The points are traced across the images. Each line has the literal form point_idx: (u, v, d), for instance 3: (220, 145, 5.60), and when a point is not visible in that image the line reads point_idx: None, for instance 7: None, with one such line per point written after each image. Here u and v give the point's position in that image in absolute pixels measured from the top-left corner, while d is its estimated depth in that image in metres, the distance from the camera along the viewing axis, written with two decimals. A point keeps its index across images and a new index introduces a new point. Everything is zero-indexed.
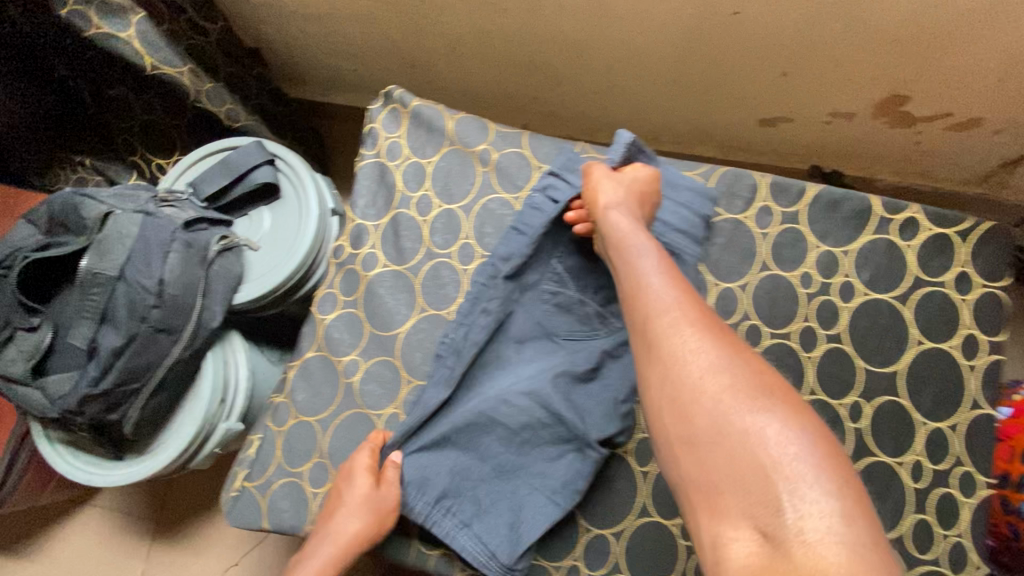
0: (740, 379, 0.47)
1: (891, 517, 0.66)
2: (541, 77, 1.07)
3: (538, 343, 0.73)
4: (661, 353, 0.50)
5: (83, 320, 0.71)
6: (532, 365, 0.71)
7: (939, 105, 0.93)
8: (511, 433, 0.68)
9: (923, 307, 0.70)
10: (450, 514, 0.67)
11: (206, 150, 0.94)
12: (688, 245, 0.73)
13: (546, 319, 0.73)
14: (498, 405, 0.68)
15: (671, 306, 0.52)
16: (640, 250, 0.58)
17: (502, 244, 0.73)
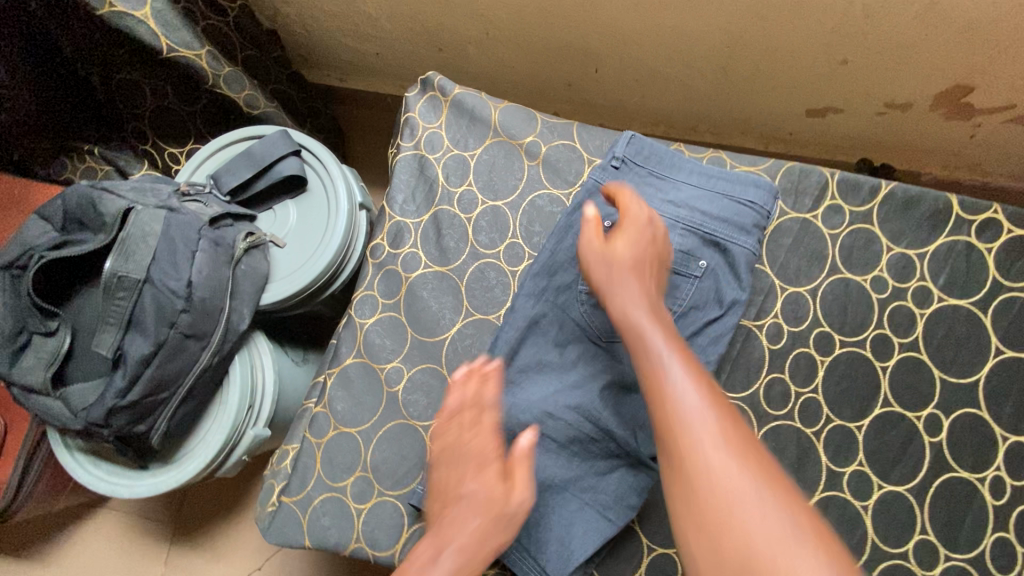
0: (768, 495, 0.42)
1: (972, 536, 0.63)
2: (578, 63, 1.01)
3: (580, 346, 0.66)
4: (688, 468, 0.44)
5: (108, 326, 0.65)
6: (582, 373, 0.66)
7: (1004, 96, 0.88)
8: (560, 446, 0.63)
9: (1004, 314, 0.66)
10: None
11: (228, 138, 0.88)
12: (736, 237, 0.67)
13: (584, 319, 0.66)
14: (543, 419, 0.63)
15: (693, 409, 0.46)
16: (653, 334, 0.52)
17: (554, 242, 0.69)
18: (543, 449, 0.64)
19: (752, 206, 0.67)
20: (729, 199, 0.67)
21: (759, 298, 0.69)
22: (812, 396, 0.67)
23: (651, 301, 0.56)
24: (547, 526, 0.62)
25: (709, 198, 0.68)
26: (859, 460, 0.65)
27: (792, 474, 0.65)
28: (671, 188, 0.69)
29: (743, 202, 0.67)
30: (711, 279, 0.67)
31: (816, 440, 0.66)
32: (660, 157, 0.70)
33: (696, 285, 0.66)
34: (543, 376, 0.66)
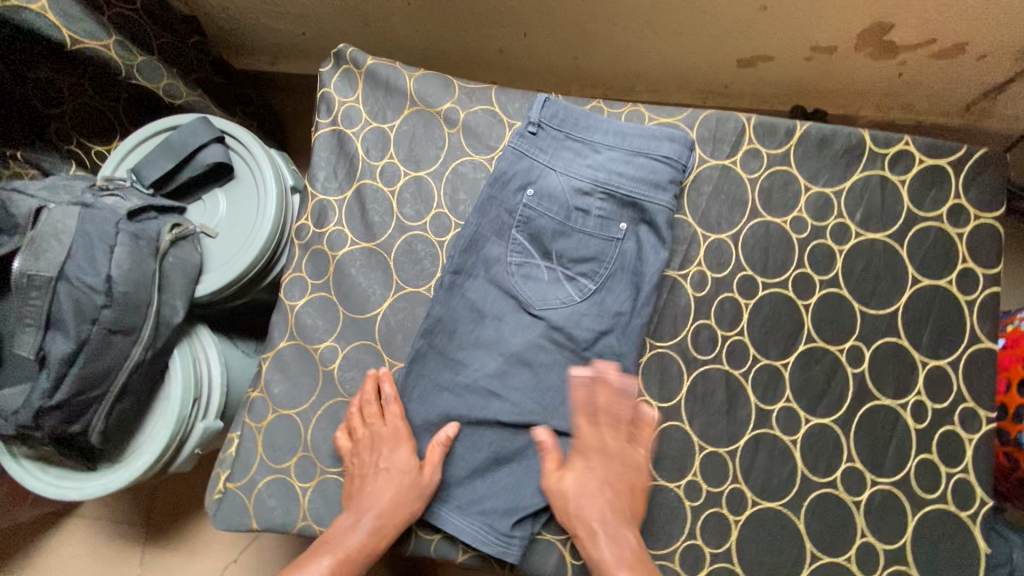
0: None
1: (897, 459, 0.65)
2: (504, 28, 1.00)
3: (514, 315, 0.67)
4: None
5: (26, 328, 0.64)
6: (517, 338, 0.67)
7: (924, 32, 0.88)
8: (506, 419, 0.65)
9: (919, 244, 0.68)
10: (446, 500, 0.65)
11: (144, 130, 0.85)
12: (651, 195, 0.67)
13: (514, 289, 0.67)
14: (485, 393, 0.66)
15: None
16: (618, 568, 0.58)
17: (477, 212, 0.69)
18: (487, 417, 0.65)
19: (669, 161, 0.67)
20: (645, 157, 0.67)
21: (682, 248, 0.70)
22: (738, 338, 0.68)
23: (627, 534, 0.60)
24: (494, 479, 0.65)
25: (626, 158, 0.68)
26: (787, 396, 0.67)
27: (723, 415, 0.67)
28: (590, 150, 0.69)
29: (658, 158, 0.67)
30: (632, 241, 0.67)
31: (745, 381, 0.67)
32: (576, 119, 0.69)
33: (619, 248, 0.67)
34: (480, 348, 0.67)
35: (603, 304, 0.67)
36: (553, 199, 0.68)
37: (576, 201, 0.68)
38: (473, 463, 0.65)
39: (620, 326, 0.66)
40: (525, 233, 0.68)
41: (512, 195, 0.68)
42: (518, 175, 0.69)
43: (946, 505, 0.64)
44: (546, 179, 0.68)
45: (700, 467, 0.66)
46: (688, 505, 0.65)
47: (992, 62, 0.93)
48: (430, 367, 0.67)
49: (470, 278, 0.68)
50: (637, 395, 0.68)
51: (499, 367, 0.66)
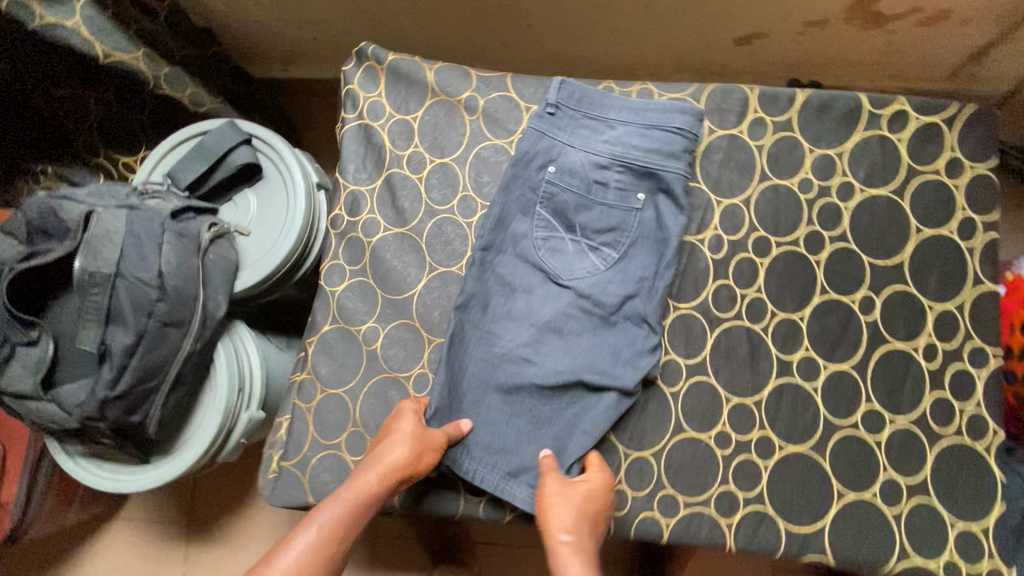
0: None
1: (913, 399, 0.69)
2: (509, 22, 1.04)
3: (544, 287, 0.70)
4: None
5: (88, 323, 0.68)
6: (548, 308, 0.70)
7: (910, 1, 0.93)
8: (544, 384, 0.68)
9: (920, 196, 0.72)
10: (495, 468, 0.68)
11: (176, 137, 0.89)
12: (666, 164, 0.71)
13: (543, 262, 0.71)
14: (522, 361, 0.68)
15: None
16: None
17: (501, 193, 0.73)
18: (525, 384, 0.68)
19: (681, 131, 0.71)
20: (659, 129, 0.72)
21: (698, 214, 0.74)
22: (756, 295, 0.72)
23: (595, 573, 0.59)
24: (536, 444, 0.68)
25: (640, 131, 0.72)
26: (805, 346, 0.71)
27: (746, 368, 0.71)
28: (605, 126, 0.73)
29: (671, 130, 0.72)
30: (651, 210, 0.71)
31: (765, 334, 0.71)
32: (591, 99, 0.74)
33: (638, 217, 0.71)
34: (513, 320, 0.70)
35: (627, 270, 0.70)
36: (573, 175, 0.72)
37: (594, 174, 0.72)
38: (517, 429, 0.68)
39: (645, 289, 0.70)
40: (549, 209, 0.72)
41: (535, 173, 0.73)
42: (540, 155, 0.73)
43: (962, 437, 0.69)
44: (567, 156, 0.73)
45: (728, 418, 0.70)
46: (720, 454, 0.69)
47: (976, 26, 0.98)
48: (468, 340, 0.70)
49: (499, 255, 0.72)
50: (664, 355, 0.72)
51: (532, 336, 0.69)
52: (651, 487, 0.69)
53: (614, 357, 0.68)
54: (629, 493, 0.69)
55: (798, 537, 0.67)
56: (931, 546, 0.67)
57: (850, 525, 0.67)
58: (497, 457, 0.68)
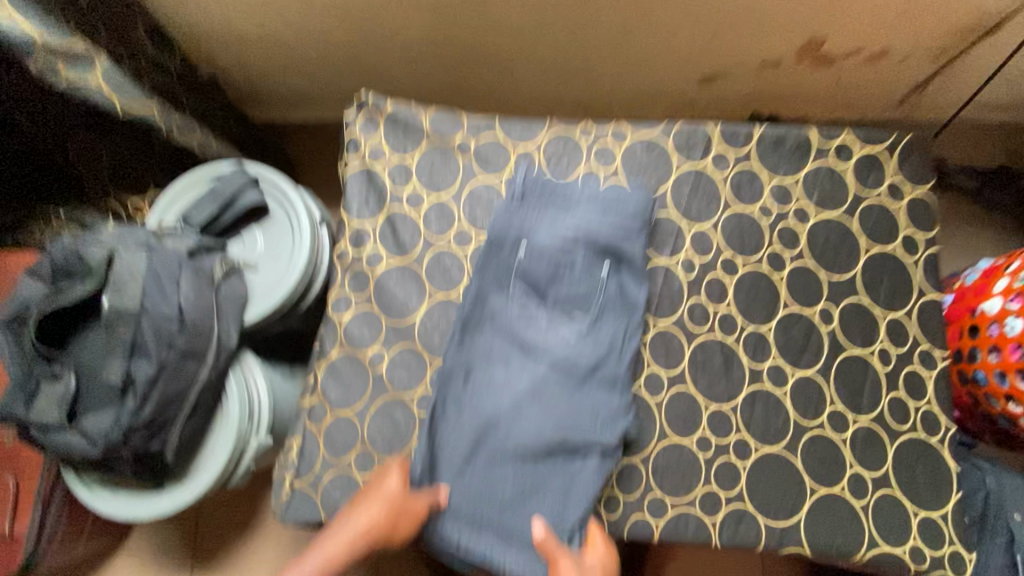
0: None
1: (872, 399, 0.77)
2: (494, 68, 1.14)
3: (520, 360, 0.73)
4: None
5: (114, 355, 0.73)
6: (524, 380, 0.72)
7: (852, 43, 1.04)
8: (525, 453, 0.70)
9: (867, 217, 0.81)
10: (485, 534, 0.70)
11: (187, 180, 0.95)
12: (626, 242, 0.77)
13: (518, 336, 0.74)
14: (502, 433, 0.71)
15: None
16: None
17: (478, 274, 0.78)
18: (507, 453, 0.71)
19: (637, 212, 0.78)
20: (618, 210, 0.78)
21: (671, 239, 0.82)
22: (727, 310, 0.80)
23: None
24: (524, 513, 0.70)
25: (602, 211, 0.78)
26: (774, 355, 0.78)
27: (722, 377, 0.78)
28: (570, 208, 0.78)
29: (629, 210, 0.78)
30: (616, 281, 0.77)
31: (737, 345, 0.79)
32: (555, 185, 0.80)
33: (605, 290, 0.76)
34: (492, 392, 0.72)
35: (598, 335, 0.74)
36: (543, 251, 0.76)
37: (562, 252, 0.76)
38: (503, 498, 0.70)
39: (615, 353, 0.74)
40: (523, 284, 0.77)
41: (510, 249, 0.78)
42: (510, 234, 0.78)
43: (918, 433, 0.76)
44: (537, 233, 0.77)
45: (708, 423, 0.77)
46: (702, 457, 0.76)
47: (913, 63, 1.09)
48: (449, 413, 0.73)
49: (477, 330, 0.76)
50: (648, 367, 0.79)
51: (512, 407, 0.71)
52: (641, 490, 0.75)
53: (592, 420, 0.71)
54: (621, 496, 0.75)
55: (777, 531, 0.73)
56: (896, 533, 0.73)
57: (823, 518, 0.73)
58: (486, 526, 0.70)
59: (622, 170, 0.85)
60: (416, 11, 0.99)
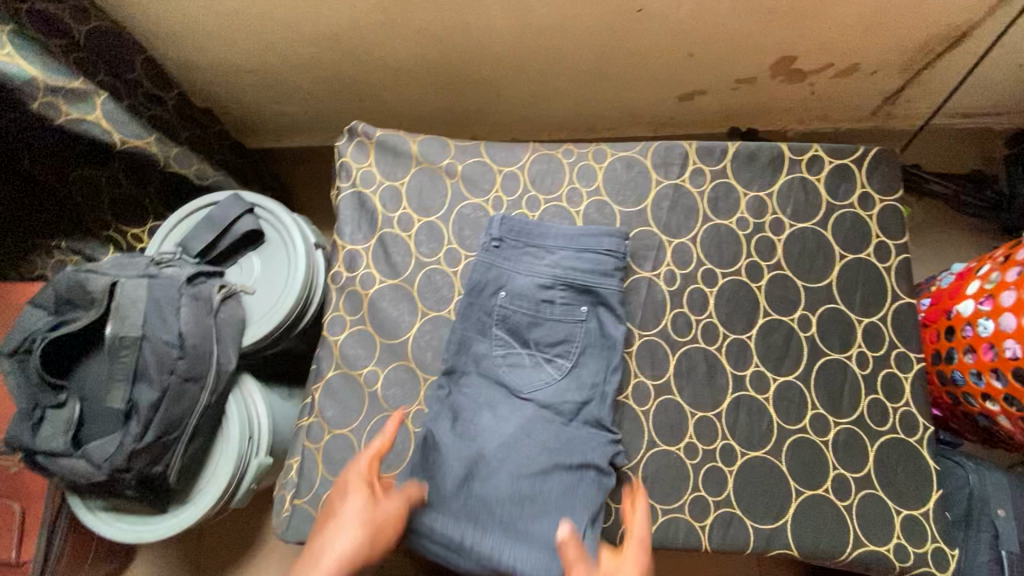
0: None
1: (852, 402, 0.79)
2: (480, 92, 1.18)
3: (507, 402, 0.77)
4: None
5: (117, 382, 0.76)
6: (512, 421, 0.75)
7: (822, 59, 1.08)
8: (519, 487, 0.72)
9: (840, 226, 0.85)
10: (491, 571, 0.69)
11: (184, 210, 0.98)
12: (602, 282, 0.80)
13: (504, 378, 0.78)
14: (495, 470, 0.73)
15: None
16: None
17: (461, 320, 0.80)
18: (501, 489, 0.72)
19: (610, 252, 0.81)
20: (592, 251, 0.81)
21: (653, 252, 0.85)
22: (709, 319, 0.83)
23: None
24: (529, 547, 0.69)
25: (576, 254, 0.81)
26: (755, 362, 0.81)
27: (706, 385, 0.81)
28: (545, 252, 0.82)
29: (602, 251, 0.81)
30: (594, 320, 0.80)
31: (720, 353, 0.82)
32: (529, 230, 0.83)
33: (584, 327, 0.79)
34: (480, 434, 0.75)
35: (578, 376, 0.78)
36: (522, 297, 0.80)
37: (540, 295, 0.80)
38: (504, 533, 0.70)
39: (598, 395, 0.77)
40: (504, 330, 0.80)
41: (490, 297, 0.81)
42: (488, 283, 0.81)
43: (897, 434, 0.79)
44: (515, 280, 0.81)
45: (694, 430, 0.79)
46: (690, 463, 0.78)
47: (883, 75, 1.13)
48: (440, 454, 0.74)
49: (462, 375, 0.79)
50: (635, 377, 0.81)
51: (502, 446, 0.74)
52: None
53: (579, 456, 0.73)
54: (613, 504, 0.77)
55: (764, 534, 0.75)
56: (880, 533, 0.75)
57: (809, 520, 0.76)
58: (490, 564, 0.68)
59: (603, 188, 0.88)
60: (403, 41, 1.03)
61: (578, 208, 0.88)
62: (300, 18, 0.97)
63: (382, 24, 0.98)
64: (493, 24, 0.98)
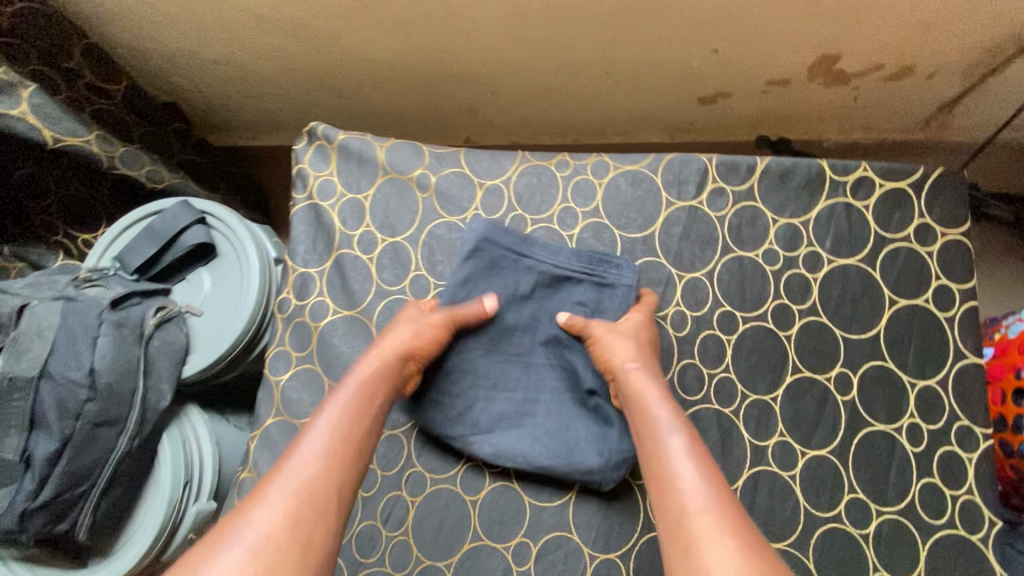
0: (708, 473, 0.51)
1: (899, 486, 0.64)
2: (471, 90, 1.04)
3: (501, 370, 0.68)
4: (669, 503, 0.50)
5: (10, 430, 0.64)
6: (512, 392, 0.67)
7: (872, 59, 0.92)
8: (535, 429, 0.66)
9: (891, 265, 0.69)
10: (532, 459, 0.64)
11: (127, 218, 0.87)
12: (612, 273, 0.70)
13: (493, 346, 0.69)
14: (508, 422, 0.66)
15: (684, 466, 0.52)
16: (666, 429, 0.55)
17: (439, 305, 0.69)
18: (517, 430, 0.66)
19: (612, 266, 0.70)
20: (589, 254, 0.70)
21: (658, 289, 0.72)
22: (724, 374, 0.68)
23: (662, 393, 0.59)
24: (561, 447, 0.64)
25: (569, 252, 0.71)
26: (780, 431, 0.66)
27: (718, 456, 0.66)
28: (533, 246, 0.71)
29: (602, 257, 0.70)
30: (593, 303, 0.70)
31: (735, 418, 0.67)
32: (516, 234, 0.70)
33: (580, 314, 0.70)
34: (483, 396, 0.68)
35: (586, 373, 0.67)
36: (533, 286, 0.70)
37: (529, 283, 0.70)
38: (524, 440, 0.65)
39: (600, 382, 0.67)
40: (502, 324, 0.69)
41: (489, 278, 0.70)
42: (509, 252, 0.70)
43: (955, 529, 0.63)
44: (537, 257, 0.70)
45: None
46: None
47: (942, 79, 0.96)
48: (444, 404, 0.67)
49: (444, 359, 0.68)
50: None
51: (508, 405, 0.67)
52: None
53: (587, 426, 0.65)
54: None
55: None
56: None
57: None
58: (529, 452, 0.64)
59: (602, 209, 0.74)
60: (380, 29, 0.89)
61: (571, 232, 0.74)
62: (259, 2, 0.84)
63: (354, 10, 0.85)
64: (482, 12, 0.84)
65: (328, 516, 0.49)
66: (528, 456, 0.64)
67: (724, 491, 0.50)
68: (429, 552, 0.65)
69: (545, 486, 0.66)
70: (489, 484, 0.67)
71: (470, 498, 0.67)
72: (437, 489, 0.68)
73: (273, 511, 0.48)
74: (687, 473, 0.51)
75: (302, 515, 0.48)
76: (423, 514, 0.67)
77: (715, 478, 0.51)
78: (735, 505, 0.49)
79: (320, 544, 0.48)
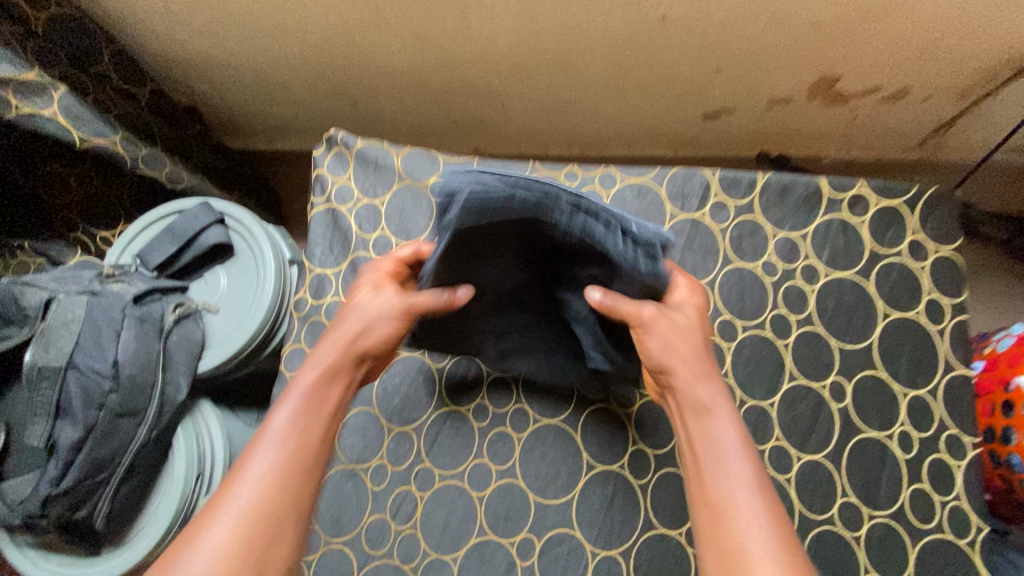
0: (768, 510, 0.47)
1: (890, 491, 0.67)
2: (483, 101, 1.08)
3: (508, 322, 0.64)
4: (723, 538, 0.46)
5: (37, 418, 0.66)
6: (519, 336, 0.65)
7: (869, 81, 0.96)
8: (543, 359, 0.68)
9: (885, 278, 0.72)
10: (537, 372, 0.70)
11: (149, 217, 0.90)
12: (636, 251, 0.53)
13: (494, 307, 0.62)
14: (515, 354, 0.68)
15: (742, 499, 0.47)
16: (727, 453, 0.50)
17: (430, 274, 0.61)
18: (525, 359, 0.68)
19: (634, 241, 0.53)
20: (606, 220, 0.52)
21: None
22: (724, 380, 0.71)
23: (724, 411, 0.53)
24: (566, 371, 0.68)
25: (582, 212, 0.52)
26: (776, 436, 0.69)
27: None
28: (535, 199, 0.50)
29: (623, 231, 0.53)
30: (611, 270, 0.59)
31: None
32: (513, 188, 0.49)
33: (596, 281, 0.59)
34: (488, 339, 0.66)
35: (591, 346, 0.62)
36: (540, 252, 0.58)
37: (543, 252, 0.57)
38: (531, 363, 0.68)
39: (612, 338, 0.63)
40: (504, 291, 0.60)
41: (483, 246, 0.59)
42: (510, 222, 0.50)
43: (944, 533, 0.65)
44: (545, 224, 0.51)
45: None
46: (691, 552, 0.65)
47: (937, 102, 1.00)
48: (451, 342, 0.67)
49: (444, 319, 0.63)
50: (635, 443, 0.69)
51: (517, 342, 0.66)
52: None
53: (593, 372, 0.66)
54: None
55: None
56: None
57: None
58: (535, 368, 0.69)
59: None
60: (399, 41, 0.92)
61: None
62: (284, 14, 0.88)
63: (374, 23, 0.88)
64: (497, 28, 0.88)
65: (283, 533, 0.47)
66: (538, 374, 0.70)
67: (786, 533, 0.46)
68: (436, 545, 0.67)
69: (550, 484, 0.69)
70: (495, 481, 0.69)
71: (476, 494, 0.69)
72: (445, 485, 0.70)
73: (225, 526, 0.46)
74: (747, 509, 0.47)
75: (253, 540, 0.46)
76: (430, 509, 0.69)
77: (778, 517, 0.47)
78: (797, 551, 0.45)
79: (272, 563, 0.46)
